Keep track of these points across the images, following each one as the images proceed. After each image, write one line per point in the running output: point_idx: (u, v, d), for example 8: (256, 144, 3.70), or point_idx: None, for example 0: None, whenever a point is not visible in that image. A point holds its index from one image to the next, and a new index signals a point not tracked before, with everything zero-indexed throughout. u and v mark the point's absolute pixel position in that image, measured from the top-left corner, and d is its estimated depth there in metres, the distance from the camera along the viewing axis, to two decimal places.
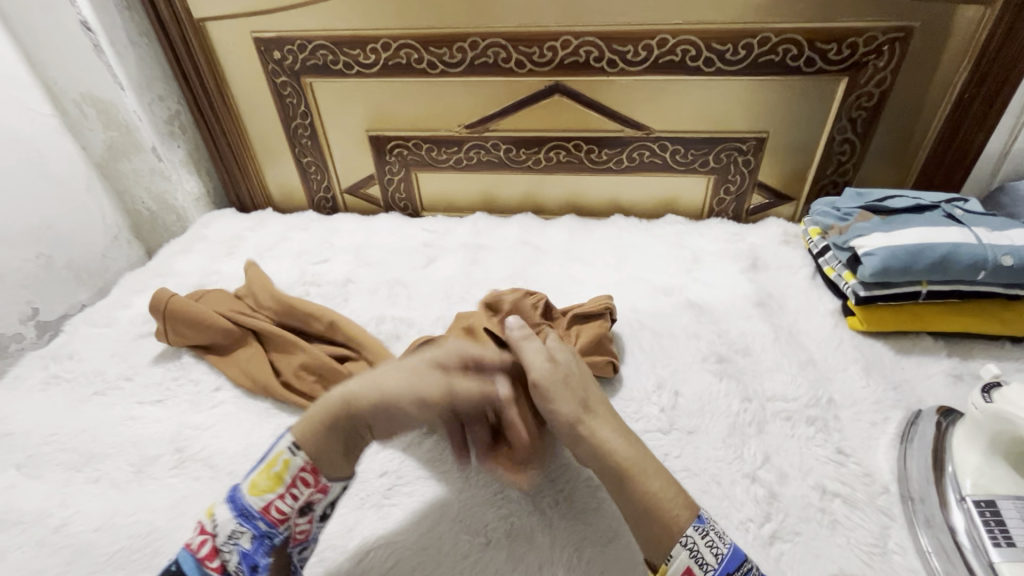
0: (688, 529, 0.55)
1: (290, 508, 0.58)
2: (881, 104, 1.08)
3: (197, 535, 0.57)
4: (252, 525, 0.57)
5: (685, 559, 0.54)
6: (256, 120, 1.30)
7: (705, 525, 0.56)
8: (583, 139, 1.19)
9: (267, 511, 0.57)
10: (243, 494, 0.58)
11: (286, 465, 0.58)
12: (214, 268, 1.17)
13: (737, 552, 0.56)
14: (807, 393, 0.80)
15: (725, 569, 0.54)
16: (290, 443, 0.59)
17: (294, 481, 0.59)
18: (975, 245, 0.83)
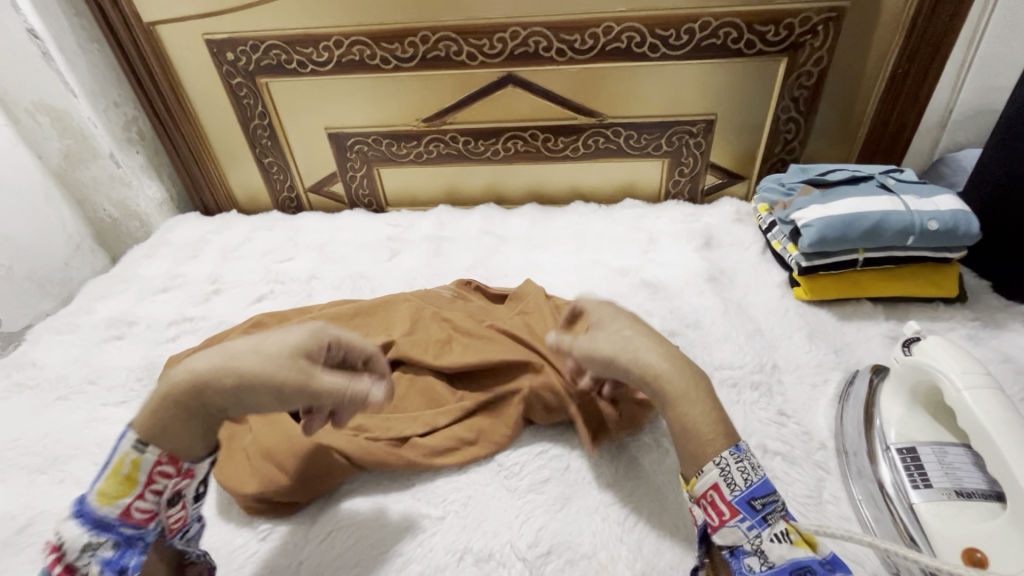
0: (726, 455, 0.56)
1: (151, 505, 0.55)
2: (820, 82, 1.12)
3: (46, 549, 0.52)
4: (111, 532, 0.53)
5: (714, 477, 0.55)
6: (214, 123, 1.30)
7: (745, 453, 0.56)
8: (539, 128, 1.22)
9: (126, 514, 0.54)
10: (90, 506, 0.53)
11: (135, 466, 0.54)
12: (179, 271, 1.17)
13: (773, 483, 0.56)
14: (752, 360, 0.84)
15: (750, 495, 0.55)
16: (134, 442, 0.54)
17: (148, 480, 0.55)
18: (904, 212, 0.87)
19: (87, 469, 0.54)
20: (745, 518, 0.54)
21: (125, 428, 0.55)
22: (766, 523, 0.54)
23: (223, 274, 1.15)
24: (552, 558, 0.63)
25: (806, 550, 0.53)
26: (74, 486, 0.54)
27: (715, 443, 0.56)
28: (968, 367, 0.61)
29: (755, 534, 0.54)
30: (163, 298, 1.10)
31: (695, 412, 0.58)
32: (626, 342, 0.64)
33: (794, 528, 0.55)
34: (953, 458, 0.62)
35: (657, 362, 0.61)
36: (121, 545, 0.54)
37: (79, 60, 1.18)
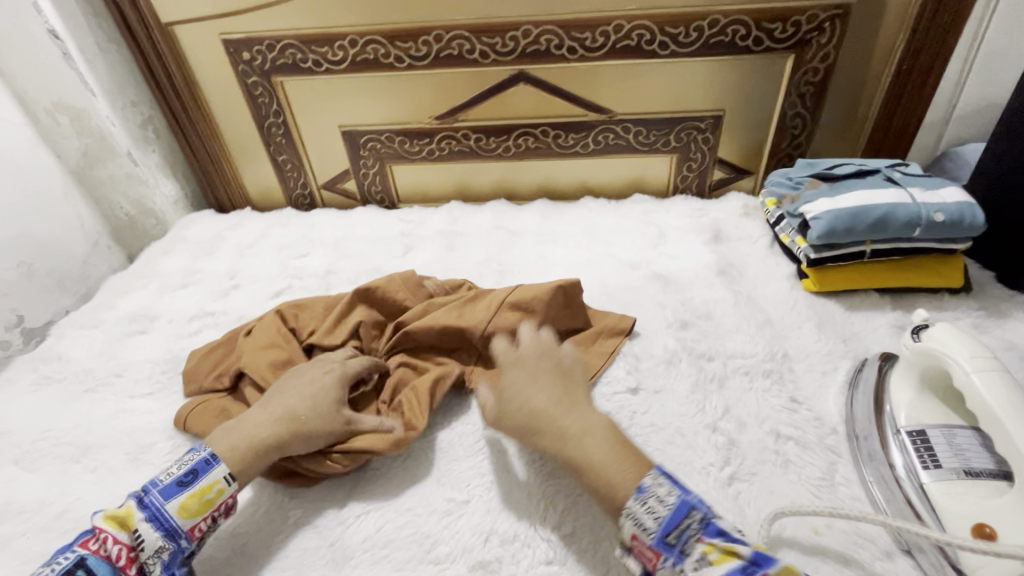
0: (631, 503, 0.58)
1: (208, 529, 0.64)
2: (827, 78, 1.14)
3: (112, 545, 0.57)
4: (175, 543, 0.60)
5: (630, 528, 0.57)
6: (229, 121, 1.32)
7: (648, 493, 0.58)
8: (550, 125, 1.24)
9: (192, 531, 0.62)
10: (169, 515, 0.60)
11: (220, 493, 0.64)
12: (197, 267, 1.19)
13: (682, 509, 0.56)
14: (763, 350, 0.86)
15: (664, 532, 0.55)
16: (226, 473, 0.65)
17: (220, 507, 0.64)
18: (911, 204, 0.89)
19: (175, 481, 0.63)
20: (668, 555, 0.54)
21: (216, 457, 0.66)
22: (683, 554, 0.54)
23: (240, 270, 1.17)
24: (574, 538, 0.65)
25: (722, 563, 0.52)
26: (161, 490, 0.62)
27: (615, 483, 0.60)
28: (975, 351, 0.63)
29: (679, 568, 0.53)
30: (183, 293, 1.12)
31: (599, 457, 0.62)
32: (535, 395, 0.69)
33: (710, 546, 0.53)
34: (962, 439, 0.65)
35: (567, 415, 0.66)
36: (173, 558, 0.60)
37: (98, 61, 1.21)
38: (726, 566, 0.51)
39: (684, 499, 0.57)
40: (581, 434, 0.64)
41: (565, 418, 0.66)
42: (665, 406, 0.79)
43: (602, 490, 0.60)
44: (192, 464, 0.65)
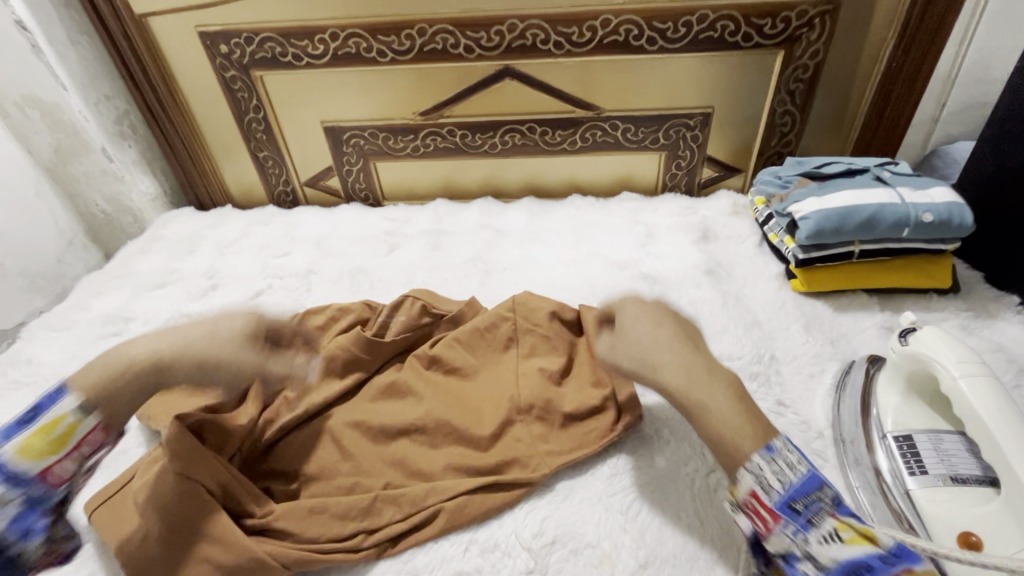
0: (755, 459, 0.56)
1: (71, 467, 0.61)
2: (816, 75, 1.13)
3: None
4: (25, 487, 0.58)
5: (749, 483, 0.56)
6: (208, 116, 1.29)
7: (776, 454, 0.56)
8: (537, 122, 1.22)
9: (47, 472, 0.59)
10: (7, 459, 0.57)
11: (72, 428, 0.60)
12: (175, 266, 1.16)
13: (813, 480, 0.54)
14: (750, 352, 0.85)
15: (789, 497, 0.54)
16: (76, 407, 0.60)
17: (78, 444, 0.61)
18: (899, 204, 0.88)
19: (16, 421, 0.58)
20: (788, 520, 0.54)
21: (64, 389, 0.60)
22: (811, 525, 0.53)
23: (220, 269, 1.14)
24: (556, 548, 0.64)
25: (857, 544, 0.52)
26: (3, 431, 0.58)
27: (740, 450, 0.57)
28: (963, 356, 0.62)
29: (802, 538, 0.53)
30: (160, 294, 1.09)
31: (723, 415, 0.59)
32: (659, 349, 0.64)
33: (844, 524, 0.53)
34: (948, 444, 0.64)
35: (694, 372, 0.62)
36: (30, 503, 0.59)
37: (69, 53, 1.16)
38: (860, 549, 0.51)
39: (813, 470, 0.55)
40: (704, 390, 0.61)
41: (692, 373, 0.62)
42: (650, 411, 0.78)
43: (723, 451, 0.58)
44: (35, 400, 0.59)
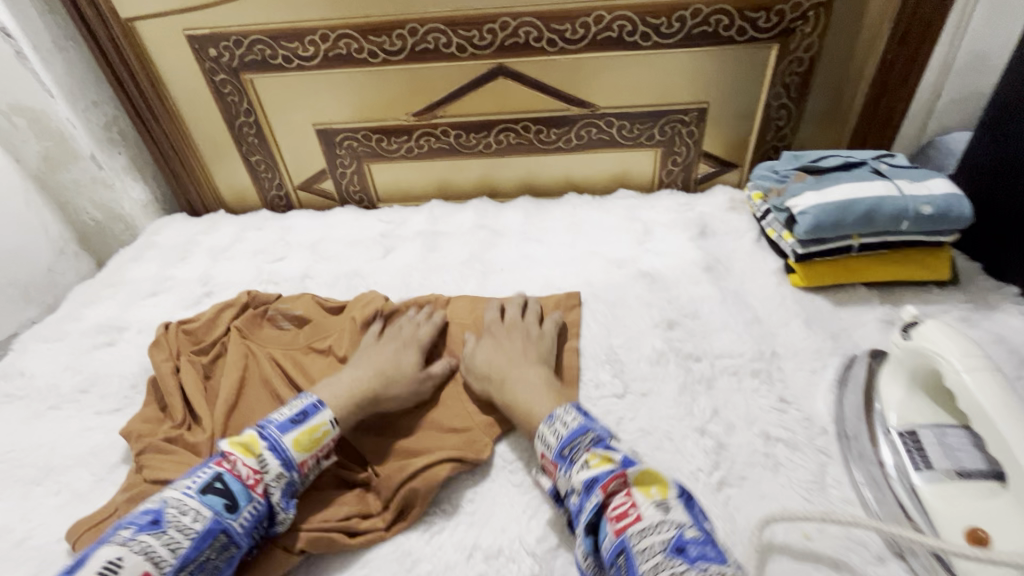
0: (542, 428, 0.68)
1: (315, 466, 0.68)
2: (811, 68, 1.12)
3: (241, 465, 0.62)
4: (289, 474, 0.65)
5: (541, 449, 0.68)
6: (198, 121, 1.27)
7: (556, 419, 0.68)
8: (531, 120, 1.21)
9: (303, 465, 0.66)
10: (285, 446, 0.65)
11: (326, 433, 0.69)
12: (168, 273, 1.15)
13: (580, 429, 0.66)
14: (751, 348, 0.85)
15: (561, 447, 0.65)
16: (330, 417, 0.70)
17: (324, 448, 0.69)
18: (898, 196, 0.87)
19: (289, 419, 0.68)
20: (562, 465, 0.64)
21: (322, 403, 0.71)
22: (572, 461, 0.63)
23: (213, 276, 1.13)
24: (561, 552, 0.63)
25: (599, 465, 0.61)
26: (278, 425, 0.67)
27: (537, 413, 0.71)
28: (967, 350, 0.61)
29: (569, 474, 0.62)
30: (153, 302, 1.08)
31: (537, 399, 0.73)
32: (499, 350, 0.82)
33: (594, 454, 0.62)
34: (953, 439, 0.63)
35: (513, 368, 0.77)
36: (288, 489, 0.64)
37: (55, 59, 1.15)
38: (600, 468, 0.60)
39: (586, 422, 0.67)
40: (518, 380, 0.76)
41: (511, 369, 0.77)
42: (653, 410, 0.78)
43: (527, 423, 0.72)
44: (301, 406, 0.70)
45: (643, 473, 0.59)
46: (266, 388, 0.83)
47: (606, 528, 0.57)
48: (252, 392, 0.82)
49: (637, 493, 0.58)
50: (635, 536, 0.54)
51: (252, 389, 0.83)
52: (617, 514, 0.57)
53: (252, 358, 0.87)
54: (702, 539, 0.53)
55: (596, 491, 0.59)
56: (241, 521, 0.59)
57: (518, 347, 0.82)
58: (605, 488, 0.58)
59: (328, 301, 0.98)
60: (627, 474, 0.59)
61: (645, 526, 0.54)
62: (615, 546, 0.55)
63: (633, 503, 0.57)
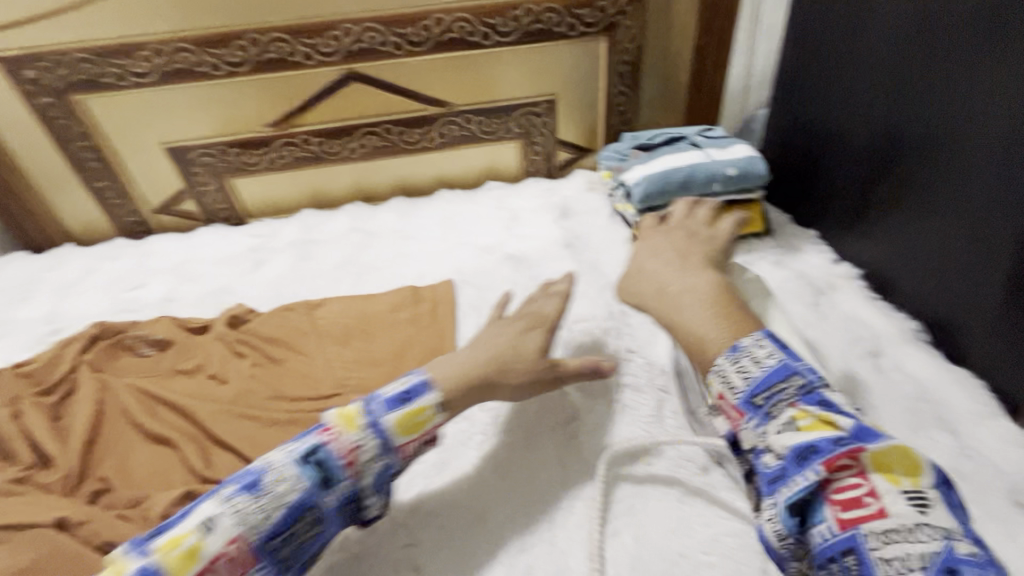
0: (720, 361, 0.60)
1: (416, 449, 0.65)
2: (638, 58, 1.25)
3: (342, 439, 0.60)
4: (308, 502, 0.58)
5: (717, 388, 0.60)
6: (27, 151, 1.17)
7: (743, 352, 0.60)
8: (391, 122, 1.24)
9: (404, 447, 0.63)
10: (388, 426, 0.62)
11: (339, 449, 0.60)
12: (6, 317, 1.05)
13: (782, 371, 0.56)
14: (603, 310, 0.94)
15: (752, 394, 0.57)
16: (312, 448, 0.59)
17: (428, 432, 0.65)
18: (708, 163, 1.00)
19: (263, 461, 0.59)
20: (752, 416, 0.56)
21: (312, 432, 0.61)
22: (770, 416, 0.55)
23: (62, 312, 1.05)
24: (433, 517, 0.70)
25: (813, 428, 0.52)
26: (251, 470, 0.58)
27: (708, 339, 0.63)
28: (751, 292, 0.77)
29: (763, 430, 0.55)
30: None
31: (687, 310, 0.68)
32: (653, 261, 0.80)
33: (801, 412, 0.53)
34: None
35: (674, 279, 0.74)
36: (383, 473, 0.62)
37: None
38: (819, 432, 0.51)
39: (784, 362, 0.57)
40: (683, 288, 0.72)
41: (673, 280, 0.74)
42: None
43: (696, 352, 0.64)
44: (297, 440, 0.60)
45: (887, 449, 0.49)
46: (126, 416, 0.80)
47: (823, 511, 0.49)
48: (107, 424, 0.79)
49: (877, 478, 0.48)
50: (872, 537, 0.46)
51: (109, 422, 0.79)
52: (842, 500, 0.48)
53: (109, 389, 0.83)
54: (982, 559, 0.43)
55: (814, 464, 0.49)
56: (330, 500, 0.59)
57: (679, 250, 0.80)
58: (829, 463, 0.49)
59: (191, 321, 0.95)
60: (863, 451, 0.49)
61: (891, 523, 0.46)
62: (838, 542, 0.47)
63: (873, 490, 0.48)
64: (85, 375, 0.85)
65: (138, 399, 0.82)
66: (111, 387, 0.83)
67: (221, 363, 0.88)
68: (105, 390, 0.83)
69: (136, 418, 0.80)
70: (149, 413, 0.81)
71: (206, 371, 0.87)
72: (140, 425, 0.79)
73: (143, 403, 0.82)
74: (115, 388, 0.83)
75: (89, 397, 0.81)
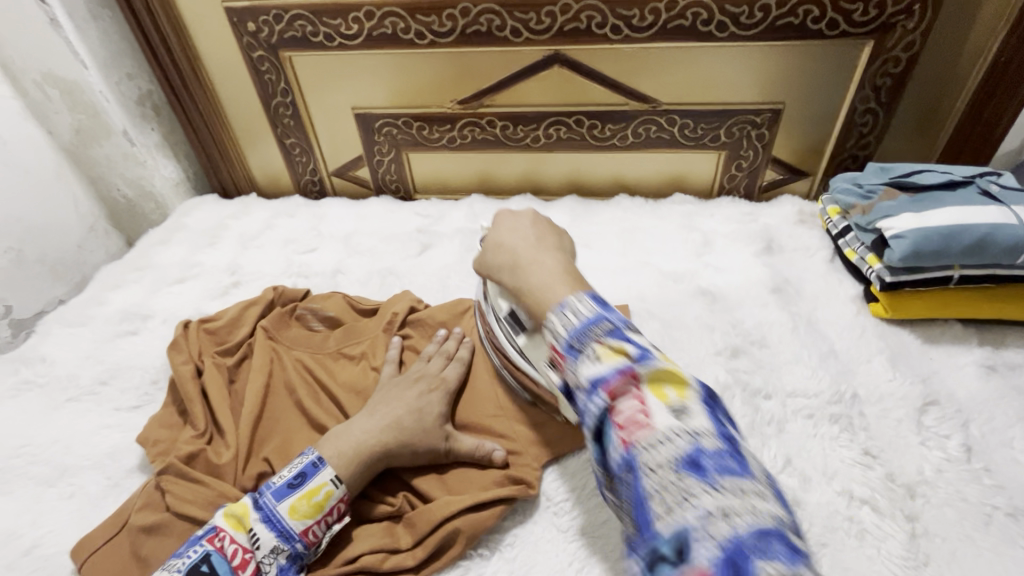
0: (550, 316, 0.53)
1: (324, 533, 0.60)
2: (908, 71, 0.99)
3: (229, 543, 0.55)
4: (289, 545, 0.58)
5: (549, 340, 0.53)
6: (234, 101, 1.22)
7: (567, 308, 0.52)
8: (585, 114, 1.11)
9: (306, 534, 0.59)
10: (282, 516, 0.58)
11: (329, 496, 0.60)
12: (195, 259, 1.10)
13: (596, 318, 0.50)
14: (829, 388, 0.75)
15: (577, 334, 0.49)
16: (334, 475, 0.61)
17: (332, 512, 0.60)
18: (1015, 226, 0.76)
19: (287, 483, 0.60)
20: (569, 357, 0.49)
21: (324, 460, 0.63)
22: (578, 353, 0.48)
23: (242, 265, 1.07)
24: None
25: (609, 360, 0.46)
26: (275, 491, 0.60)
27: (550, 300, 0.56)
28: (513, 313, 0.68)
29: (574, 368, 0.48)
30: (179, 289, 1.03)
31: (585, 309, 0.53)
32: (513, 234, 0.69)
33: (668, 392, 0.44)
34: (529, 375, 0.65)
35: (529, 252, 0.64)
36: (290, 561, 0.58)
37: (90, 29, 1.09)
38: (610, 364, 0.45)
39: (602, 312, 0.51)
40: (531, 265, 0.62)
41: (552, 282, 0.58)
42: None
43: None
44: (301, 466, 0.62)
45: (658, 369, 0.45)
46: (291, 396, 0.77)
47: (611, 435, 0.44)
48: (274, 400, 0.77)
49: (649, 394, 0.43)
50: (645, 452, 0.41)
51: (273, 397, 0.77)
52: (625, 422, 0.43)
53: (277, 361, 0.81)
54: (722, 449, 0.41)
55: (607, 397, 0.44)
56: None
57: (540, 232, 0.69)
58: (611, 391, 0.44)
59: (362, 301, 0.92)
60: (637, 373, 0.44)
61: (657, 435, 0.41)
62: (622, 461, 0.42)
63: (646, 410, 0.43)
64: (257, 342, 0.83)
65: (304, 379, 0.79)
66: (281, 359, 0.81)
67: (380, 354, 0.81)
68: (273, 361, 0.81)
69: (298, 399, 0.76)
70: (313, 398, 0.76)
71: (367, 360, 0.81)
72: (302, 407, 0.75)
73: (307, 384, 0.78)
74: (280, 362, 0.81)
75: (258, 367, 0.79)
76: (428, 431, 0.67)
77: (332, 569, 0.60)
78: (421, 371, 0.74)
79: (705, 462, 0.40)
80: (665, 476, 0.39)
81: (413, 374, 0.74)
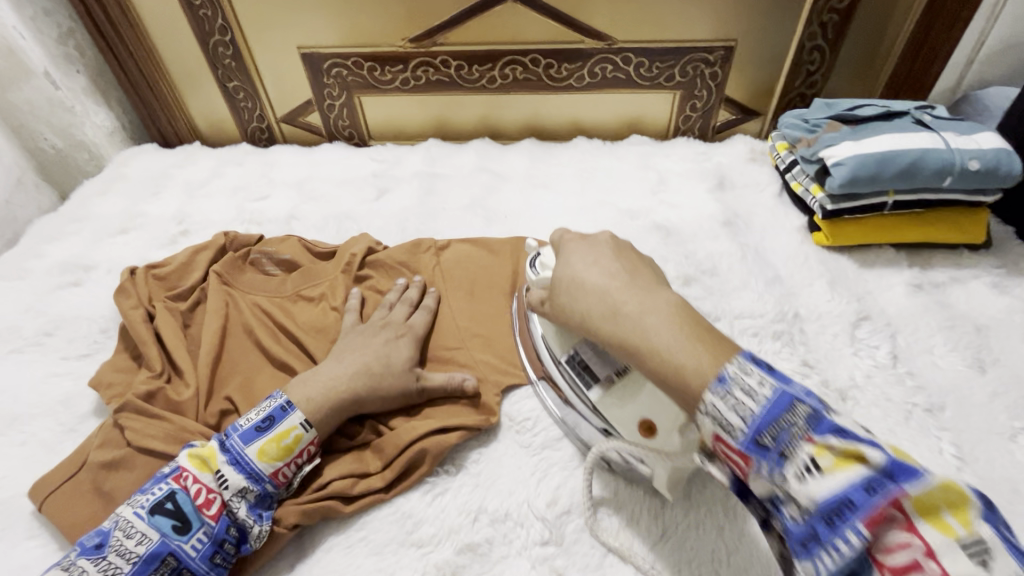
0: (660, 368, 0.48)
1: (295, 474, 0.61)
2: (852, 7, 1.02)
3: (193, 482, 0.56)
4: (259, 486, 0.58)
5: (658, 385, 0.50)
6: (168, 40, 1.14)
7: (685, 366, 0.47)
8: (542, 52, 1.10)
9: (276, 476, 0.59)
10: (250, 459, 0.58)
11: (298, 439, 0.60)
12: (139, 209, 1.05)
13: (719, 387, 0.44)
14: (774, 309, 0.80)
15: (688, 399, 0.46)
16: (302, 419, 0.61)
17: (302, 453, 0.61)
18: (944, 151, 0.81)
19: (254, 426, 0.60)
20: (700, 424, 0.46)
21: (292, 404, 0.62)
22: (711, 426, 0.44)
23: (190, 213, 1.03)
24: (571, 517, 0.60)
25: (744, 437, 0.42)
26: (241, 435, 0.60)
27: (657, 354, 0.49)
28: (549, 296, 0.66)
29: (709, 437, 0.45)
30: (123, 240, 0.98)
31: (628, 313, 0.53)
32: (587, 264, 0.59)
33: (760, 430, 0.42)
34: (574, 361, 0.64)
35: (611, 287, 0.55)
36: (260, 500, 0.59)
37: None
38: (743, 438, 0.42)
39: (721, 369, 0.45)
40: (598, 288, 0.57)
41: (627, 300, 0.54)
42: None
43: (629, 349, 0.52)
44: (269, 410, 0.61)
45: (821, 444, 0.39)
46: (249, 336, 0.76)
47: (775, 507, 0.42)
48: (232, 341, 0.75)
49: (809, 475, 0.39)
50: (819, 538, 0.38)
51: (230, 338, 0.75)
52: (788, 509, 0.41)
53: (231, 304, 0.79)
54: (916, 514, 0.36)
55: (747, 472, 0.43)
56: (192, 544, 0.53)
57: (614, 254, 0.60)
58: (754, 470, 0.42)
59: (318, 244, 0.90)
60: (792, 462, 0.39)
61: (835, 524, 0.38)
62: (798, 540, 0.41)
63: (807, 493, 0.39)
64: (209, 285, 0.81)
65: (261, 320, 0.78)
66: (236, 301, 0.79)
67: (336, 291, 0.81)
68: (228, 304, 0.79)
69: (255, 338, 0.75)
70: (272, 337, 0.76)
71: (325, 300, 0.81)
72: (261, 345, 0.74)
73: (263, 325, 0.77)
74: (234, 304, 0.79)
75: (212, 309, 0.77)
76: (398, 374, 0.67)
77: (304, 497, 0.60)
78: (386, 319, 0.74)
79: (886, 544, 0.36)
80: (853, 570, 0.37)
81: (377, 321, 0.73)
